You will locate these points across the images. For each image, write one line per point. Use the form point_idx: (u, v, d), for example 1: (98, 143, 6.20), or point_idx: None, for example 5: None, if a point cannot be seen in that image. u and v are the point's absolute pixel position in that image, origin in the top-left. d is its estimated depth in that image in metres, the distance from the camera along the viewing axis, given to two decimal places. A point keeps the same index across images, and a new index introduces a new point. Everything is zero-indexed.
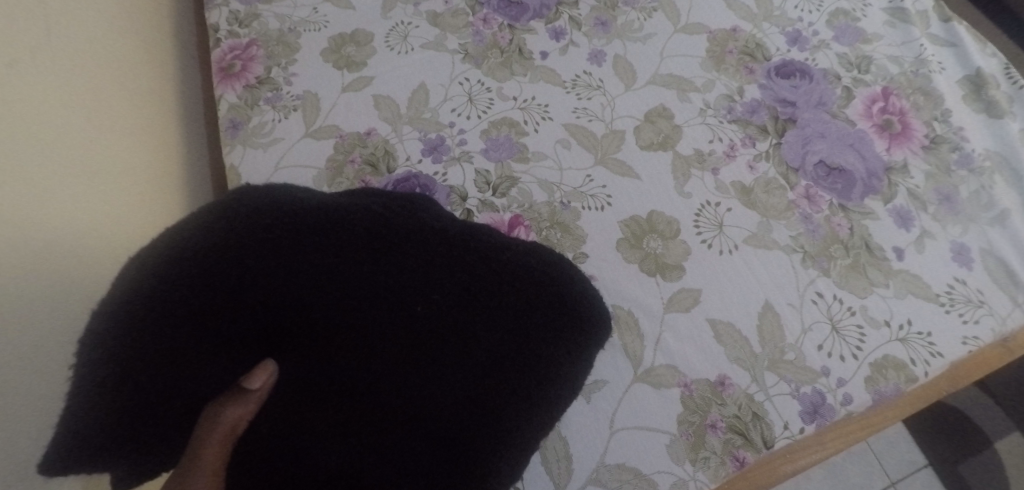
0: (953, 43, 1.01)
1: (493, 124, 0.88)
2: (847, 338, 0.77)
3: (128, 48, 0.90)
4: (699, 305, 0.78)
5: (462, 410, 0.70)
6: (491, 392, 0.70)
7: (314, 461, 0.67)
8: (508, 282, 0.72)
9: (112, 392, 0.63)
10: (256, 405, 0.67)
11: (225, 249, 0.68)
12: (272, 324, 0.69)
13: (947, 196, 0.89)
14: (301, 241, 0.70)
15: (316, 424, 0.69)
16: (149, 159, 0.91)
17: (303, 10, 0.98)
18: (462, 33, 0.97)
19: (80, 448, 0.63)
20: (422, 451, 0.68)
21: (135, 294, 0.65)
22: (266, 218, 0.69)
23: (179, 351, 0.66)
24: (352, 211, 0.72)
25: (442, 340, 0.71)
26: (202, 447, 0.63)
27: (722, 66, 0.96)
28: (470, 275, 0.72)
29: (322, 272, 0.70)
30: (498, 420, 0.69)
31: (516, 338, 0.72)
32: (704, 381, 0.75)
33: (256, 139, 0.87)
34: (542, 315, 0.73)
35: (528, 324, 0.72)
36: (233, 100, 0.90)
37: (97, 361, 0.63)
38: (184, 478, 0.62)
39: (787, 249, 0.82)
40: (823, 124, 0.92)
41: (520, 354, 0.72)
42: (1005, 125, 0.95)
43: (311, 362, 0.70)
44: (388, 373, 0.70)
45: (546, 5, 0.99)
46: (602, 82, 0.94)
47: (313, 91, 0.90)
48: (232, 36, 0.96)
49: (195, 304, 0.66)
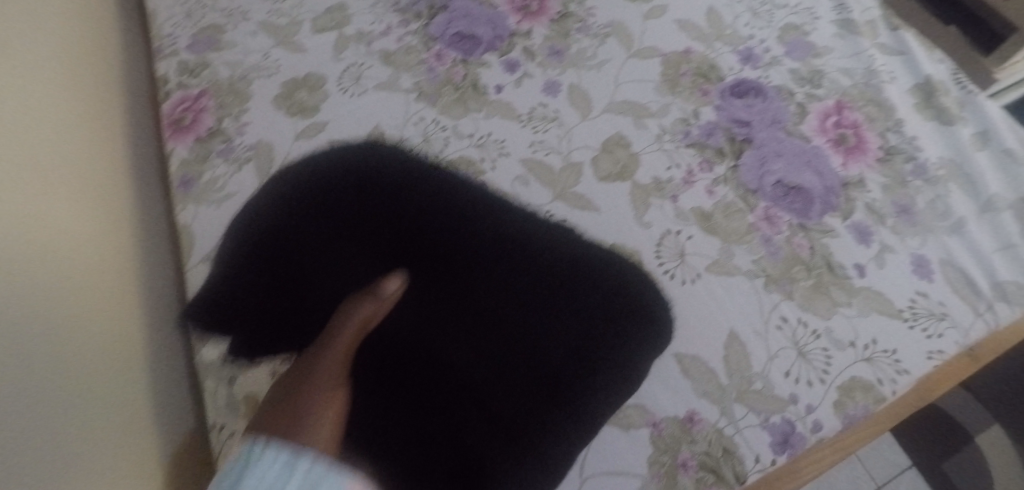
0: (902, 51, 1.02)
1: (449, 165, 0.88)
2: (814, 363, 0.78)
3: (95, 82, 0.88)
4: (665, 339, 0.79)
5: (570, 356, 0.75)
6: (586, 356, 0.75)
7: (436, 377, 0.74)
8: (606, 256, 0.80)
9: (270, 286, 0.78)
10: (387, 308, 0.72)
11: (362, 187, 0.83)
12: (402, 250, 0.80)
13: (904, 208, 0.90)
14: (419, 189, 0.83)
15: (425, 371, 0.74)
16: (125, 190, 0.85)
17: (256, 56, 0.97)
18: (416, 71, 0.96)
19: (235, 325, 0.77)
20: (526, 389, 0.73)
21: (294, 215, 0.81)
22: (386, 170, 0.84)
23: (321, 268, 0.79)
24: (453, 182, 0.84)
25: (554, 289, 0.78)
26: (335, 336, 0.70)
27: (677, 89, 0.96)
28: (560, 255, 0.80)
29: (451, 216, 0.81)
30: (587, 382, 0.74)
31: (605, 303, 0.78)
32: (672, 419, 0.75)
33: (209, 194, 0.85)
34: (620, 296, 0.78)
35: (609, 299, 0.78)
36: (185, 154, 0.89)
37: (246, 265, 0.79)
38: (308, 391, 0.66)
39: (749, 274, 0.83)
40: (778, 143, 0.92)
41: (616, 319, 0.77)
42: (956, 131, 0.95)
43: (443, 302, 0.78)
44: (507, 317, 0.77)
45: (499, 37, 0.99)
46: (557, 113, 0.93)
47: (267, 140, 0.89)
48: (182, 87, 0.95)
49: (323, 278, 0.79)
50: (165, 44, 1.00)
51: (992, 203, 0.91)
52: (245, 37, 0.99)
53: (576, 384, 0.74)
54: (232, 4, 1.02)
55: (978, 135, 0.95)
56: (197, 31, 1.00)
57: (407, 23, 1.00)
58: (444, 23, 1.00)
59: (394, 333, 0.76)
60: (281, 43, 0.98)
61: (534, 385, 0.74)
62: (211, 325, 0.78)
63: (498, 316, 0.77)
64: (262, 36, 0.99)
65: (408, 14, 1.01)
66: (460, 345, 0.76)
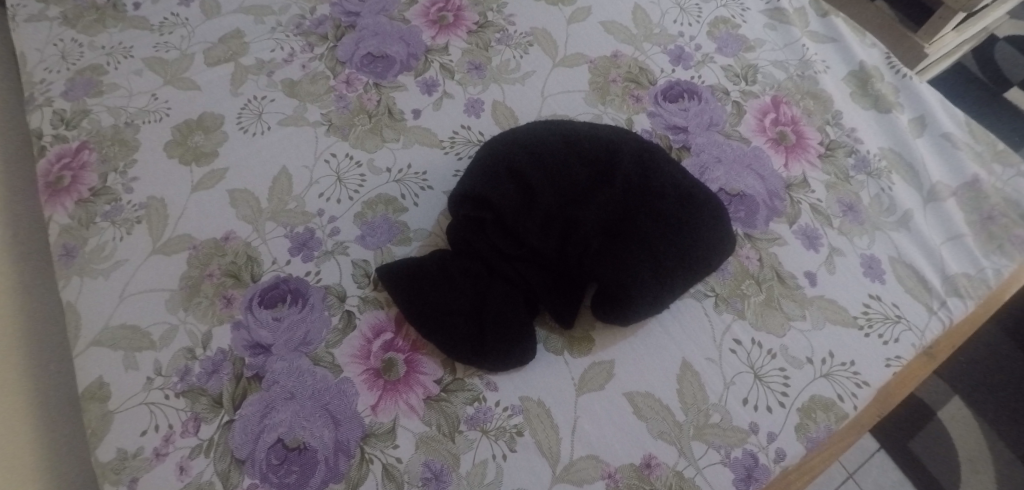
0: (833, 38, 0.96)
1: (367, 205, 0.81)
2: (772, 386, 0.73)
3: None
4: (614, 379, 0.74)
5: (628, 280, 0.72)
6: (655, 265, 0.72)
7: (481, 278, 0.76)
8: (619, 165, 0.77)
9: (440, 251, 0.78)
10: (404, 271, 0.75)
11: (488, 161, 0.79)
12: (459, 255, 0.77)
13: (849, 206, 0.84)
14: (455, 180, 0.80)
15: (490, 324, 0.73)
16: None
17: (141, 98, 0.88)
18: (323, 101, 0.88)
19: (421, 281, 0.74)
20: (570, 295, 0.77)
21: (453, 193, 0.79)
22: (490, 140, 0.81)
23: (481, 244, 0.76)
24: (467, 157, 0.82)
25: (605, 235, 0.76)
26: (353, 328, 0.75)
27: (607, 97, 0.89)
28: (580, 170, 0.77)
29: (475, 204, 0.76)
30: (660, 284, 0.72)
31: (656, 219, 0.74)
32: (628, 466, 0.70)
33: (95, 265, 0.78)
34: (669, 202, 0.74)
35: (662, 209, 0.74)
36: (64, 220, 0.81)
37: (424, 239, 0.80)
38: (332, 359, 0.73)
39: (698, 295, 0.78)
40: (718, 147, 0.86)
41: (666, 232, 0.73)
42: (894, 118, 0.90)
43: (502, 288, 0.75)
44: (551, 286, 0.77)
45: (414, 55, 0.90)
46: (482, 135, 0.86)
47: (158, 196, 0.82)
48: (59, 142, 0.86)
49: (457, 261, 0.76)
50: (37, 92, 0.88)
51: (935, 191, 0.85)
52: (129, 77, 0.89)
53: (632, 296, 0.72)
54: (111, 41, 0.92)
55: (915, 121, 0.90)
56: (73, 74, 0.89)
57: (311, 47, 0.91)
58: (352, 44, 0.91)
59: (546, 162, 0.77)
60: (169, 80, 0.89)
61: (613, 290, 0.74)
62: (107, 416, 0.72)
63: (525, 237, 0.76)
64: (148, 74, 0.89)
65: (312, 36, 0.92)
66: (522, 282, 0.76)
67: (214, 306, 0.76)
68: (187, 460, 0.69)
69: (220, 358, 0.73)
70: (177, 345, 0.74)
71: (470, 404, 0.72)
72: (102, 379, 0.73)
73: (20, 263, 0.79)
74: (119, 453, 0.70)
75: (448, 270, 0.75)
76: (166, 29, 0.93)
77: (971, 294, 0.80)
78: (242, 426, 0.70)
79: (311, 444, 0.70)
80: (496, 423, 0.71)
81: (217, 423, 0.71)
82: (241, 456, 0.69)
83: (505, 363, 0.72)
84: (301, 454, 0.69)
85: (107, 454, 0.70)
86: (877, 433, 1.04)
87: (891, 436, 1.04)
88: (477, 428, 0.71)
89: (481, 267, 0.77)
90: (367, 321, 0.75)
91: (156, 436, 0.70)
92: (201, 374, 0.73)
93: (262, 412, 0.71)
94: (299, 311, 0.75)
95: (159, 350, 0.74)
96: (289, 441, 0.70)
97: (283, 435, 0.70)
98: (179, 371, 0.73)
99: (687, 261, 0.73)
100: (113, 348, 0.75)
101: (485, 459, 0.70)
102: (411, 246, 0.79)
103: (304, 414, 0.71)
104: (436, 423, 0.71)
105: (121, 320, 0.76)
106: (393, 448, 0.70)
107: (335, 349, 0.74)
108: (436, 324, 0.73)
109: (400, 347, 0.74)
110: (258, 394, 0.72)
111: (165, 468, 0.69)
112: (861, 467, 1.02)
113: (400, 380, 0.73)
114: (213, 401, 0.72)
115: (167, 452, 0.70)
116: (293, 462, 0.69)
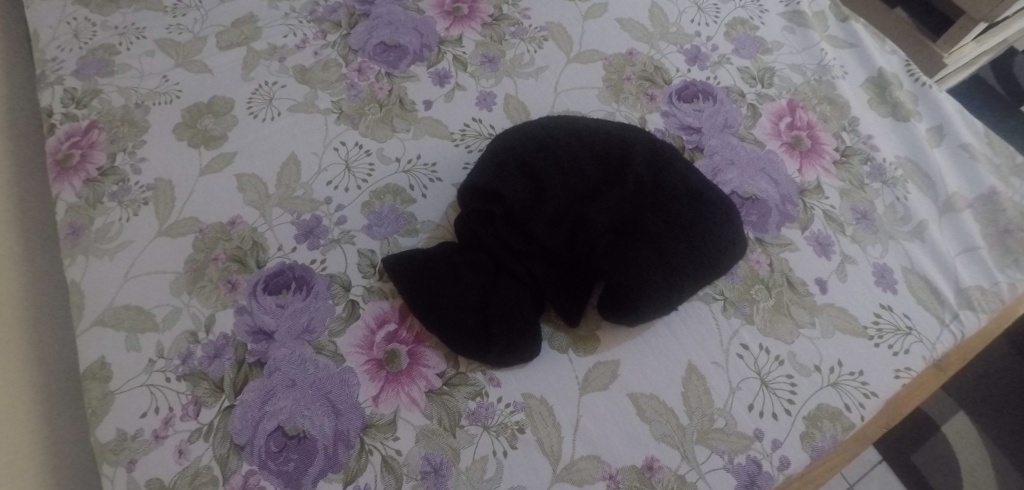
0: (852, 44, 0.95)
1: (375, 195, 0.80)
2: (778, 393, 0.72)
3: None
4: (618, 379, 0.73)
5: (636, 279, 0.72)
6: (662, 265, 0.71)
7: (488, 272, 0.75)
8: (632, 165, 0.75)
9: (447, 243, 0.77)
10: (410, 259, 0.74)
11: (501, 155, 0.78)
12: (466, 248, 0.76)
13: (863, 214, 0.82)
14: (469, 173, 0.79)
15: (494, 318, 0.72)
16: None
17: (153, 79, 0.87)
18: (335, 88, 0.87)
19: (426, 270, 0.74)
20: (579, 292, 0.76)
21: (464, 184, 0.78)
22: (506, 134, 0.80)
23: (489, 240, 0.75)
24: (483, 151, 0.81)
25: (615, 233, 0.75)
26: (357, 318, 0.74)
27: (621, 95, 0.88)
28: (593, 168, 0.76)
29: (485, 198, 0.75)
30: (667, 284, 0.71)
31: (667, 220, 0.73)
32: (630, 468, 0.69)
33: (101, 245, 0.78)
34: (679, 203, 0.73)
35: (672, 210, 0.73)
36: (71, 198, 0.81)
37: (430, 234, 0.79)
38: (336, 349, 0.73)
39: (706, 298, 0.77)
40: (731, 149, 0.85)
41: (675, 233, 0.72)
42: (910, 126, 0.88)
43: (507, 283, 0.74)
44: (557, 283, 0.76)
45: (427, 46, 0.90)
46: (493, 129, 0.85)
47: (165, 178, 0.81)
48: (68, 120, 0.85)
49: (466, 254, 0.76)
50: (49, 70, 0.88)
51: (951, 202, 0.84)
52: (141, 58, 0.89)
53: (640, 295, 0.71)
54: (124, 21, 0.91)
55: (933, 130, 0.89)
56: (85, 52, 0.89)
57: (324, 34, 0.91)
58: (365, 32, 0.91)
59: (559, 158, 0.76)
60: (182, 63, 0.88)
61: (621, 288, 0.73)
62: (107, 397, 0.71)
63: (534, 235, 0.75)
64: (160, 56, 0.89)
65: (326, 23, 0.91)
66: (529, 279, 0.75)
67: (218, 291, 0.76)
68: (186, 444, 0.69)
69: (222, 343, 0.73)
70: (179, 327, 0.74)
71: (471, 399, 0.71)
72: (104, 360, 0.73)
73: (23, 241, 0.79)
74: (118, 434, 0.70)
75: (454, 263, 0.75)
76: (180, 11, 0.92)
77: (985, 308, 0.78)
78: (242, 412, 0.70)
79: (311, 432, 0.69)
80: (498, 419, 0.70)
81: (217, 408, 0.70)
82: (240, 442, 0.69)
83: (509, 359, 0.71)
84: (300, 443, 0.69)
85: (106, 434, 0.70)
86: (880, 445, 1.03)
87: (894, 449, 1.03)
88: (479, 423, 0.70)
89: (487, 261, 0.75)
90: (371, 311, 0.75)
91: (156, 419, 0.70)
92: (202, 358, 0.72)
93: (262, 399, 0.70)
94: (303, 299, 0.75)
95: (162, 332, 0.74)
96: (289, 429, 0.69)
97: (283, 422, 0.69)
98: (181, 354, 0.73)
99: (695, 263, 0.72)
100: (115, 328, 0.74)
101: (485, 455, 0.69)
102: (416, 239, 0.79)
103: (304, 403, 0.70)
104: (437, 417, 0.70)
105: (124, 301, 0.75)
106: (393, 440, 0.69)
107: (338, 338, 0.73)
108: (439, 316, 0.72)
109: (404, 339, 0.74)
110: (260, 381, 0.71)
111: (163, 450, 0.69)
112: (862, 478, 1.01)
113: (402, 372, 0.72)
114: (214, 386, 0.71)
115: (166, 435, 0.69)
116: (292, 450, 0.68)
